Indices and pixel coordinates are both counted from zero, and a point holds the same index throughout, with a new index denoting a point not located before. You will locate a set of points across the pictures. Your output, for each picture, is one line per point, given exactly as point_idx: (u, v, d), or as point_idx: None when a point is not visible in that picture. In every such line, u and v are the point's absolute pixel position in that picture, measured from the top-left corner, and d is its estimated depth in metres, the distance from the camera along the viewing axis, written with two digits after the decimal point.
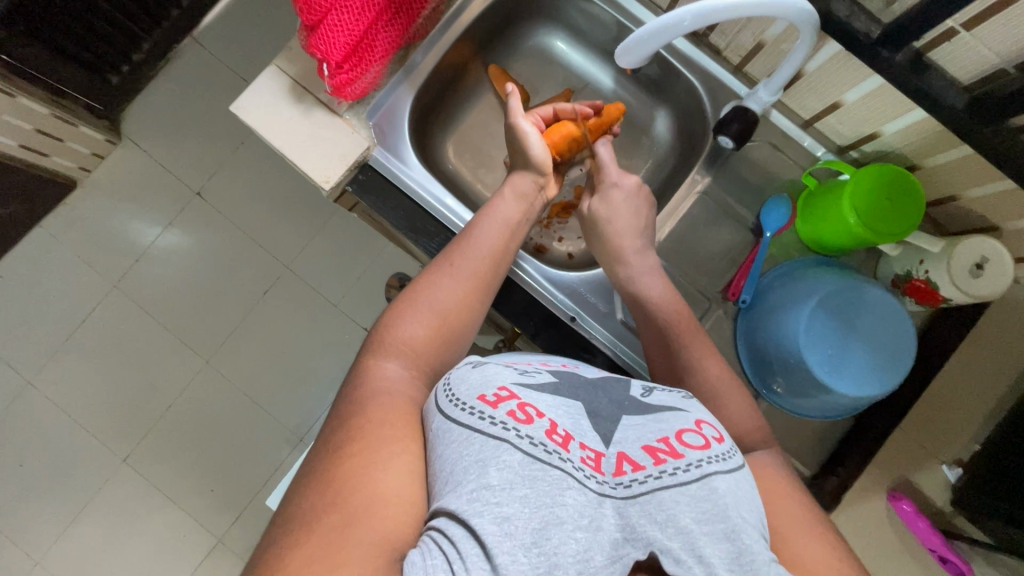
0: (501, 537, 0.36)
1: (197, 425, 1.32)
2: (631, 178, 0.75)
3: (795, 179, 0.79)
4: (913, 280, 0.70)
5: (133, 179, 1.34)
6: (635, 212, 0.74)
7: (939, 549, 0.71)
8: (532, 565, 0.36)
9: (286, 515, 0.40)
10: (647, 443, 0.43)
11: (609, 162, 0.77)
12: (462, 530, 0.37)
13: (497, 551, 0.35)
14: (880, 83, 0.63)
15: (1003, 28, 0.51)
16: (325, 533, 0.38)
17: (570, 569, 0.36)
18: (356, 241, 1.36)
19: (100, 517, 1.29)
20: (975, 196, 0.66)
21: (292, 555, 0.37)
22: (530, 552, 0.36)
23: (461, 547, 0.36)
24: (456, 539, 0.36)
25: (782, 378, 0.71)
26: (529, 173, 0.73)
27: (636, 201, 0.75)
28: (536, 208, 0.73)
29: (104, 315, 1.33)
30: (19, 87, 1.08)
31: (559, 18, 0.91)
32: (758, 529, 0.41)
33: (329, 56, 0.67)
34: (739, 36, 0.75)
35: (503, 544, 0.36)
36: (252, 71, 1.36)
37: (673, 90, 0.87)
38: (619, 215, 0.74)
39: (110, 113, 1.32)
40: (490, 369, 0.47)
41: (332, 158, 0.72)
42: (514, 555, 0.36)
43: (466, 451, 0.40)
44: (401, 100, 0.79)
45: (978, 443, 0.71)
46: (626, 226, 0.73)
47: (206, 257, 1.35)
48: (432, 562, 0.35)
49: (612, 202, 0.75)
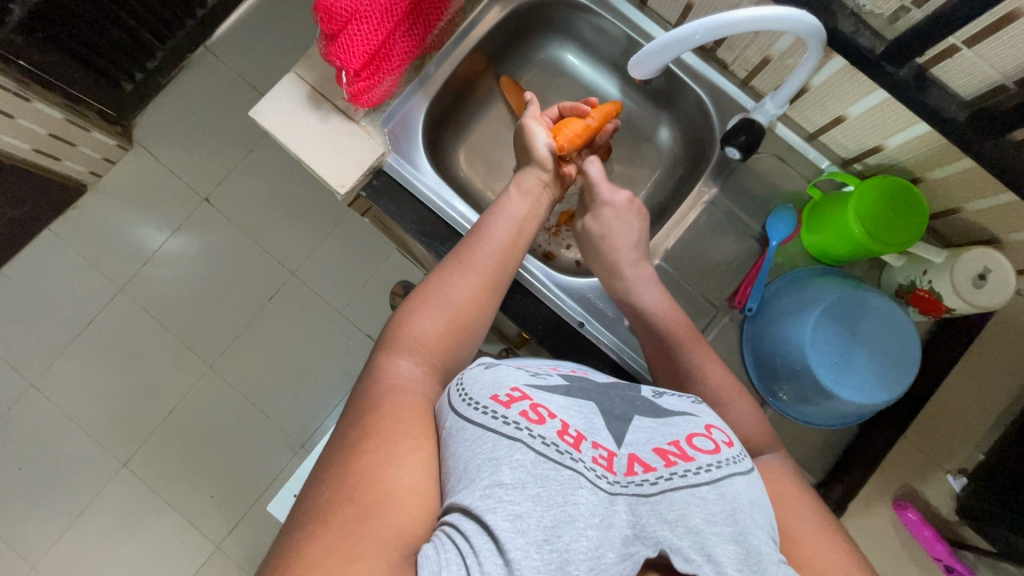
0: (513, 534, 0.36)
1: (199, 430, 1.32)
2: (622, 194, 0.77)
3: (800, 191, 0.81)
4: (916, 290, 0.72)
5: (142, 185, 1.36)
6: (626, 228, 0.75)
7: (945, 558, 0.73)
8: (545, 562, 0.36)
9: (302, 509, 0.40)
10: (657, 445, 0.44)
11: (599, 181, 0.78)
12: (474, 526, 0.37)
13: (509, 547, 0.36)
14: (883, 98, 0.65)
15: (1003, 46, 0.52)
16: (340, 527, 0.38)
17: (581, 567, 0.37)
18: (363, 249, 1.37)
19: (99, 522, 1.28)
20: (977, 209, 0.67)
21: (309, 546, 0.37)
22: (542, 548, 0.36)
23: (473, 542, 0.36)
24: (469, 534, 0.37)
25: (788, 385, 0.72)
26: (533, 169, 0.74)
27: (627, 217, 0.75)
28: (542, 205, 0.74)
29: (109, 318, 1.33)
30: (32, 92, 1.09)
31: (570, 32, 0.93)
32: (768, 532, 0.42)
33: (347, 64, 0.68)
34: (746, 50, 0.77)
35: (516, 540, 0.36)
36: (264, 80, 1.38)
37: (680, 103, 0.89)
38: (612, 232, 0.75)
39: (122, 120, 1.34)
40: (502, 370, 0.48)
41: (348, 163, 0.73)
42: (527, 551, 0.36)
43: (479, 449, 0.41)
44: (415, 109, 0.80)
45: (983, 453, 0.72)
46: (620, 241, 0.74)
47: (212, 262, 1.36)
48: (444, 556, 0.36)
49: (603, 220, 0.76)
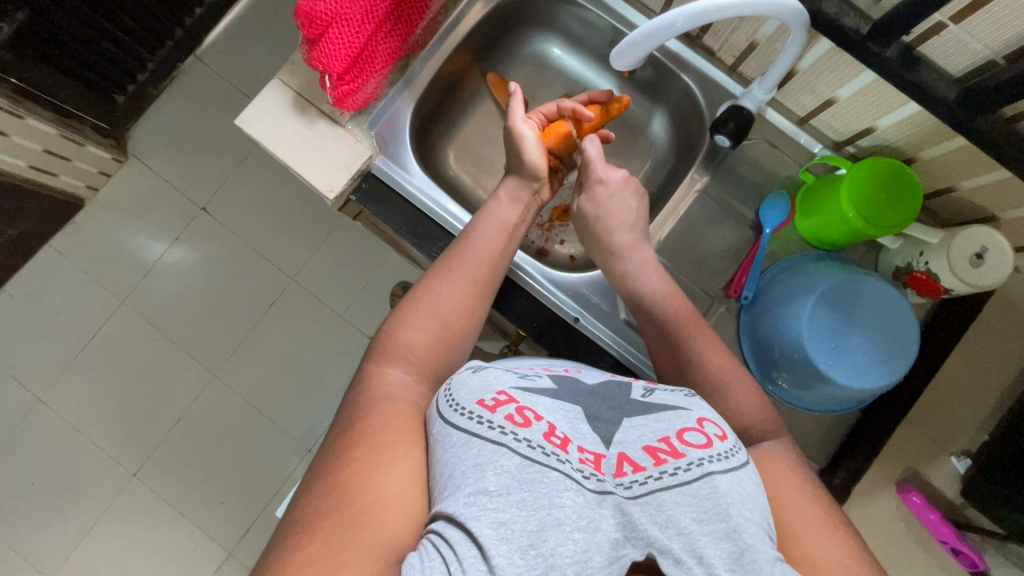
0: (497, 540, 0.36)
1: (205, 439, 1.32)
2: (617, 172, 0.74)
3: (794, 176, 0.80)
4: (913, 272, 0.71)
5: (140, 196, 1.36)
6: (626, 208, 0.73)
7: (951, 541, 0.72)
8: (528, 567, 0.36)
9: (287, 528, 0.40)
10: (647, 444, 0.44)
11: (597, 157, 0.74)
12: (459, 533, 0.37)
13: (493, 553, 0.35)
14: (873, 78, 0.64)
15: (991, 21, 0.51)
16: (325, 539, 0.38)
17: (567, 570, 0.36)
18: (360, 252, 1.37)
19: (111, 532, 1.29)
20: (972, 187, 0.67)
21: (292, 560, 0.37)
22: (527, 554, 0.36)
23: (457, 549, 0.36)
24: (453, 541, 0.37)
25: (786, 371, 0.71)
26: (523, 180, 0.73)
27: (625, 196, 0.74)
28: (531, 211, 0.74)
29: (113, 330, 1.34)
30: (25, 108, 1.10)
31: (555, 25, 0.92)
32: (762, 529, 0.41)
33: (330, 67, 0.68)
34: (732, 36, 0.76)
35: (500, 547, 0.36)
36: (254, 86, 1.38)
37: (669, 92, 0.88)
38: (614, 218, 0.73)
39: (116, 132, 1.34)
40: (490, 373, 0.47)
41: (335, 168, 0.73)
42: (510, 558, 0.36)
43: (465, 455, 0.40)
44: (402, 110, 0.80)
45: (986, 433, 0.72)
46: (615, 221, 0.73)
47: (211, 271, 1.36)
48: (429, 564, 0.36)
49: (597, 199, 0.74)
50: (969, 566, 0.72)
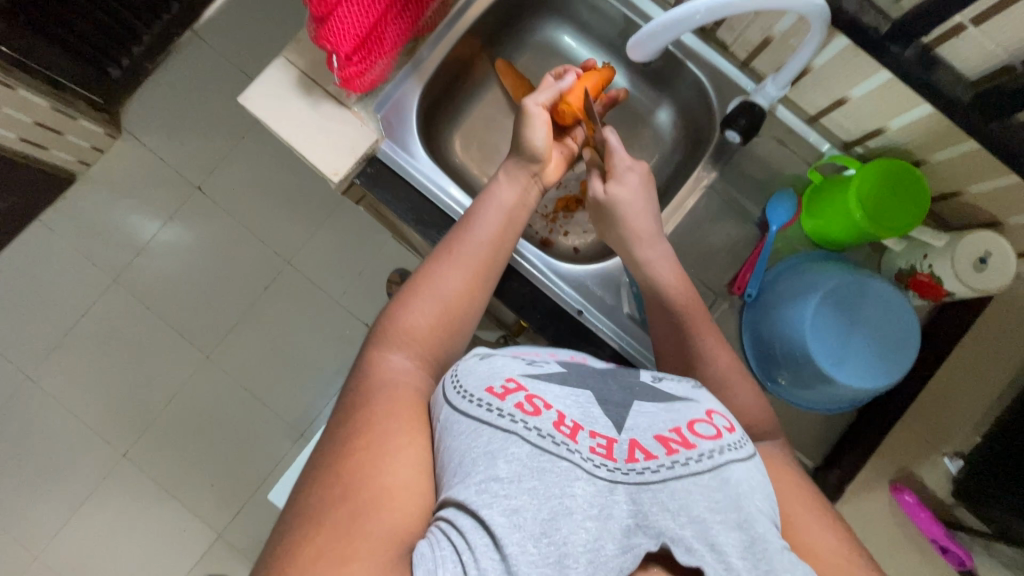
0: (510, 529, 0.36)
1: (198, 421, 1.31)
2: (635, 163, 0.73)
3: (801, 174, 0.80)
4: (916, 275, 0.71)
5: (134, 173, 1.34)
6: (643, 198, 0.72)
7: (941, 540, 0.73)
8: (542, 556, 0.36)
9: (284, 523, 0.39)
10: (659, 433, 0.43)
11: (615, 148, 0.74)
12: (470, 521, 0.37)
13: (506, 542, 0.35)
14: (886, 79, 0.64)
15: (1009, 25, 0.51)
16: (333, 527, 0.37)
17: (579, 559, 0.36)
18: (358, 237, 1.36)
19: (99, 513, 1.28)
20: (981, 191, 0.67)
21: (299, 554, 0.36)
22: (539, 542, 0.36)
23: (469, 538, 0.36)
24: (464, 530, 0.36)
25: (787, 370, 0.72)
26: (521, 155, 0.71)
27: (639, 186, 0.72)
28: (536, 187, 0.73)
29: (104, 309, 1.32)
30: (16, 80, 1.06)
31: (567, 13, 0.91)
32: (771, 518, 0.42)
33: (339, 48, 0.66)
34: (746, 30, 0.75)
35: (512, 535, 0.36)
36: (253, 65, 1.35)
37: (679, 86, 0.88)
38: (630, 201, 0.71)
39: (110, 107, 1.30)
40: (498, 361, 0.47)
41: (340, 151, 0.72)
42: (523, 546, 0.36)
43: (474, 443, 0.40)
44: (409, 94, 0.79)
45: (980, 436, 0.72)
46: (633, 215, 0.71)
47: (205, 252, 1.34)
48: (441, 554, 0.36)
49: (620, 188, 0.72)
50: (957, 564, 0.73)
